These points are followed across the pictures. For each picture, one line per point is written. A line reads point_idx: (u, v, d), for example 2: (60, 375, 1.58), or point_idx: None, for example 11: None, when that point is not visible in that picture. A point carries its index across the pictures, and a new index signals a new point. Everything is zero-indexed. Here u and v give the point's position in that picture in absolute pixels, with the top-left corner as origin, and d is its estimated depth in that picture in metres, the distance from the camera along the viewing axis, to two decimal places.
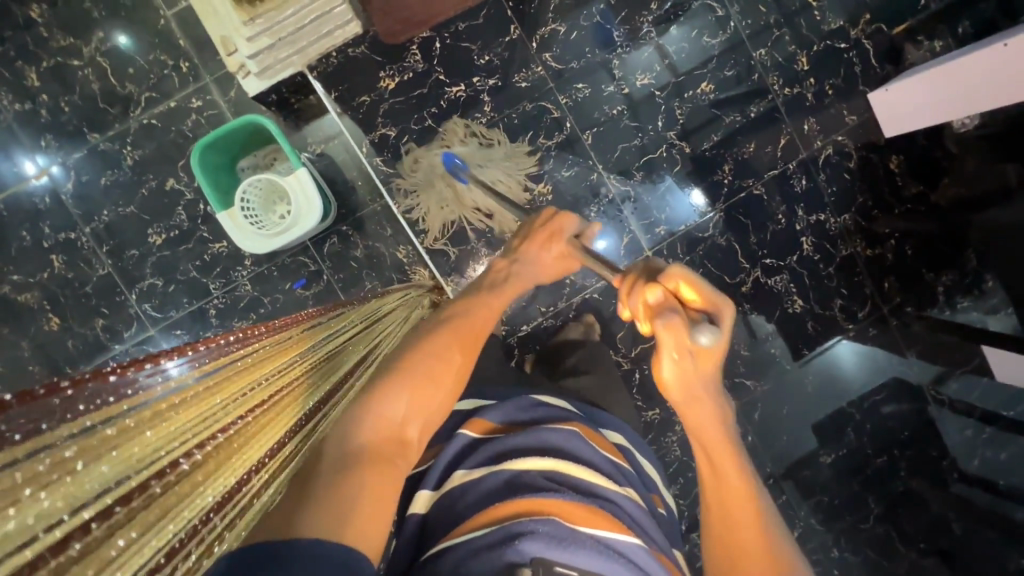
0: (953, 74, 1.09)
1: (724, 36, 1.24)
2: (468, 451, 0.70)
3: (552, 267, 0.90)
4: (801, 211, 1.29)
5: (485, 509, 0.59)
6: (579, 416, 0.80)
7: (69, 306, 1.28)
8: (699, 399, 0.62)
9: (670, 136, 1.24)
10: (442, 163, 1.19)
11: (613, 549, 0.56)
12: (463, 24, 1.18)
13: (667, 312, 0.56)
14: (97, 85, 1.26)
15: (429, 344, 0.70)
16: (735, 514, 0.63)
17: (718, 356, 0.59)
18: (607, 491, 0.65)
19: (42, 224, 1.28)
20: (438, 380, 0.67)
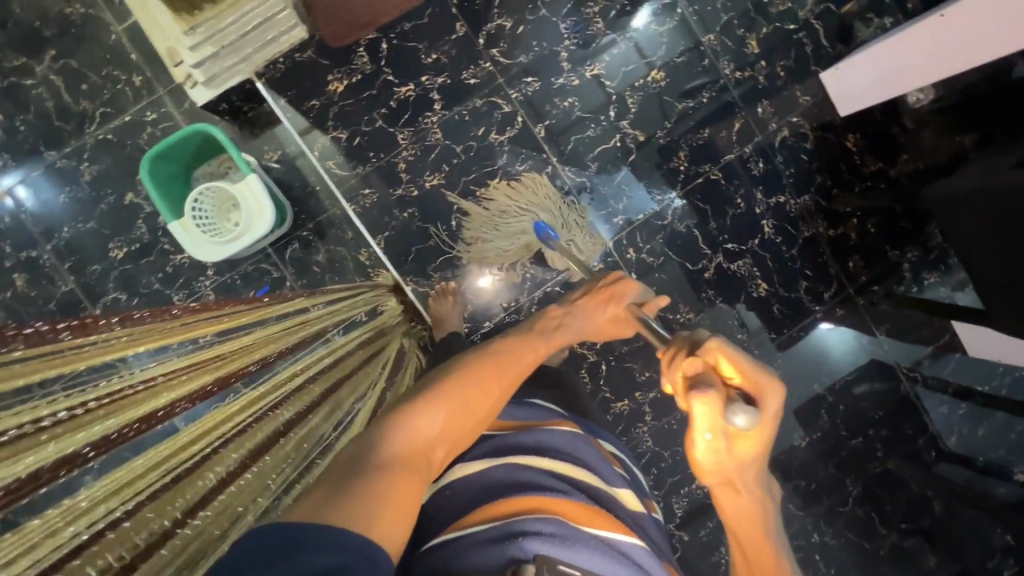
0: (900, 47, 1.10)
1: (672, 24, 1.24)
2: (468, 446, 0.72)
3: (607, 329, 0.90)
4: (760, 194, 1.28)
5: (491, 501, 0.61)
6: (574, 420, 0.85)
7: (33, 324, 1.28)
8: (738, 482, 0.60)
9: (623, 126, 1.24)
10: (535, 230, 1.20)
11: (616, 549, 0.60)
12: (409, 24, 1.19)
13: (703, 385, 0.53)
14: (51, 103, 1.27)
15: (475, 375, 0.71)
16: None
17: (754, 437, 0.56)
18: (603, 492, 0.69)
19: (4, 243, 1.28)
20: (472, 408, 0.69)
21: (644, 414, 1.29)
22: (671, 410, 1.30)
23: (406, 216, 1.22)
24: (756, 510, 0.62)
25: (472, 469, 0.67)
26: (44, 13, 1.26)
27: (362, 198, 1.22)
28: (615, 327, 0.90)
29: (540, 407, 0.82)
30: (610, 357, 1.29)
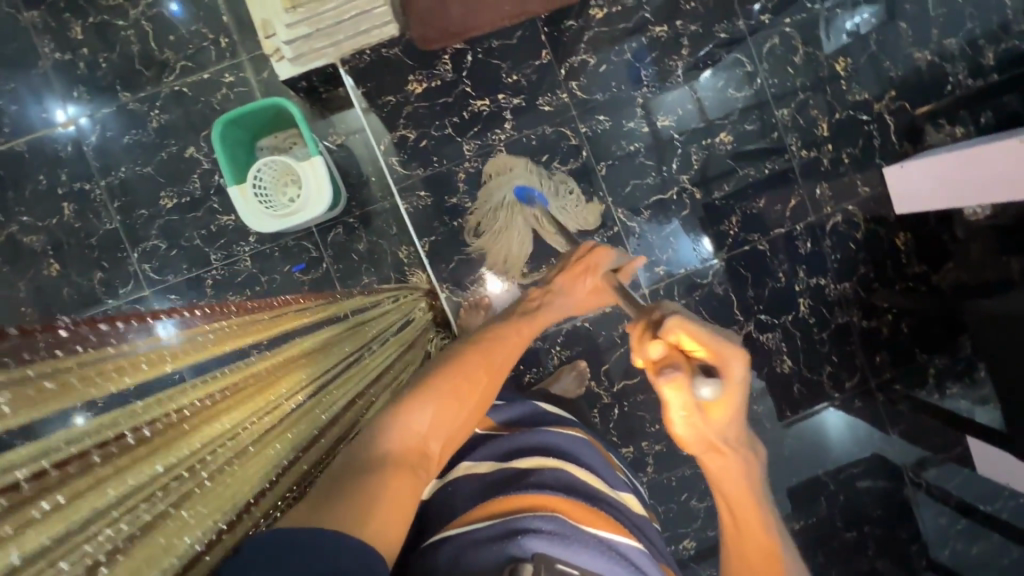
0: (960, 162, 1.11)
1: (749, 91, 1.26)
2: (472, 447, 0.75)
3: (586, 299, 1.00)
4: (802, 272, 1.29)
5: (492, 502, 0.61)
6: (580, 427, 0.87)
7: (72, 255, 1.32)
8: (719, 446, 0.59)
9: (682, 180, 1.26)
10: (516, 194, 1.23)
11: (618, 553, 0.59)
12: (497, 42, 1.21)
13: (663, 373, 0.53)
14: (137, 47, 1.29)
15: (457, 364, 0.78)
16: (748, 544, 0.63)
17: (727, 402, 0.55)
18: (605, 496, 0.69)
19: (60, 171, 1.30)
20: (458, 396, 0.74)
21: (646, 465, 1.29)
22: (673, 467, 1.30)
23: (455, 225, 1.23)
24: (742, 476, 0.61)
25: (478, 470, 0.69)
26: None
27: (415, 198, 1.23)
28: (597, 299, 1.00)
29: (549, 416, 0.85)
30: (623, 402, 1.29)
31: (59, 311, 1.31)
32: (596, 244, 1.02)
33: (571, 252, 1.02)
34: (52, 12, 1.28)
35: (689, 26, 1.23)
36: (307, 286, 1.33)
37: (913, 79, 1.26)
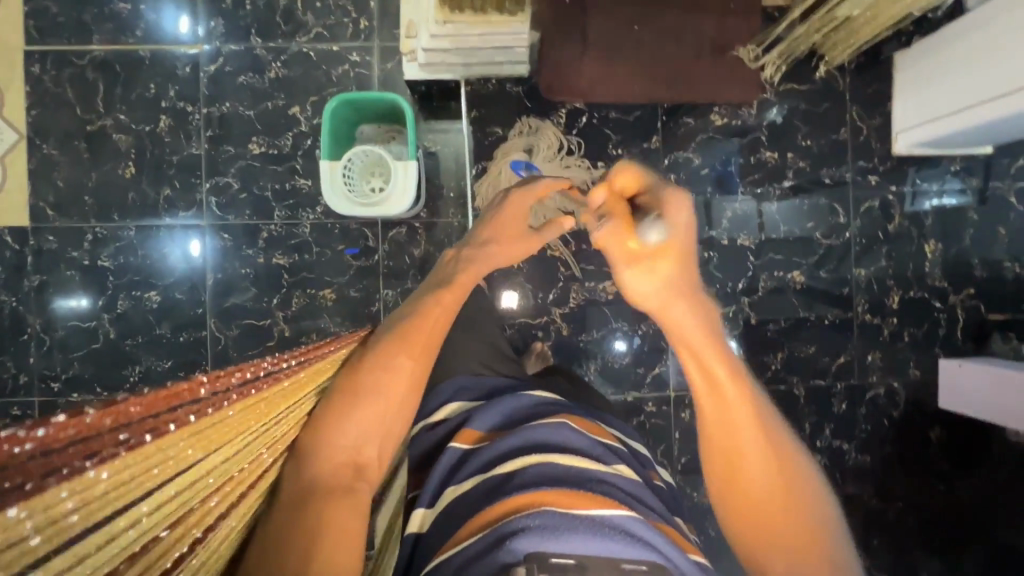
0: (999, 384, 1.08)
1: (835, 241, 1.25)
2: (457, 468, 0.73)
3: (516, 238, 0.87)
4: (828, 430, 1.26)
5: (473, 516, 0.63)
6: (571, 409, 0.83)
7: (150, 165, 1.35)
8: (682, 298, 0.65)
9: (743, 301, 1.25)
10: (511, 168, 1.21)
11: (611, 527, 0.57)
12: (615, 114, 1.25)
13: (605, 220, 0.66)
14: (284, 2, 1.34)
15: (380, 361, 0.71)
16: (729, 420, 0.65)
17: (679, 250, 0.63)
18: (594, 473, 0.66)
19: (171, 86, 1.35)
20: (375, 403, 0.69)
21: None
22: None
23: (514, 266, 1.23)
24: (705, 326, 0.65)
25: (463, 488, 0.69)
26: None
27: None
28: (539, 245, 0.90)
29: (532, 403, 0.82)
30: None
31: (118, 212, 1.35)
32: (528, 184, 0.87)
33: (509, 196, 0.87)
34: None
35: (799, 160, 1.24)
36: (354, 270, 1.34)
37: (997, 285, 1.25)
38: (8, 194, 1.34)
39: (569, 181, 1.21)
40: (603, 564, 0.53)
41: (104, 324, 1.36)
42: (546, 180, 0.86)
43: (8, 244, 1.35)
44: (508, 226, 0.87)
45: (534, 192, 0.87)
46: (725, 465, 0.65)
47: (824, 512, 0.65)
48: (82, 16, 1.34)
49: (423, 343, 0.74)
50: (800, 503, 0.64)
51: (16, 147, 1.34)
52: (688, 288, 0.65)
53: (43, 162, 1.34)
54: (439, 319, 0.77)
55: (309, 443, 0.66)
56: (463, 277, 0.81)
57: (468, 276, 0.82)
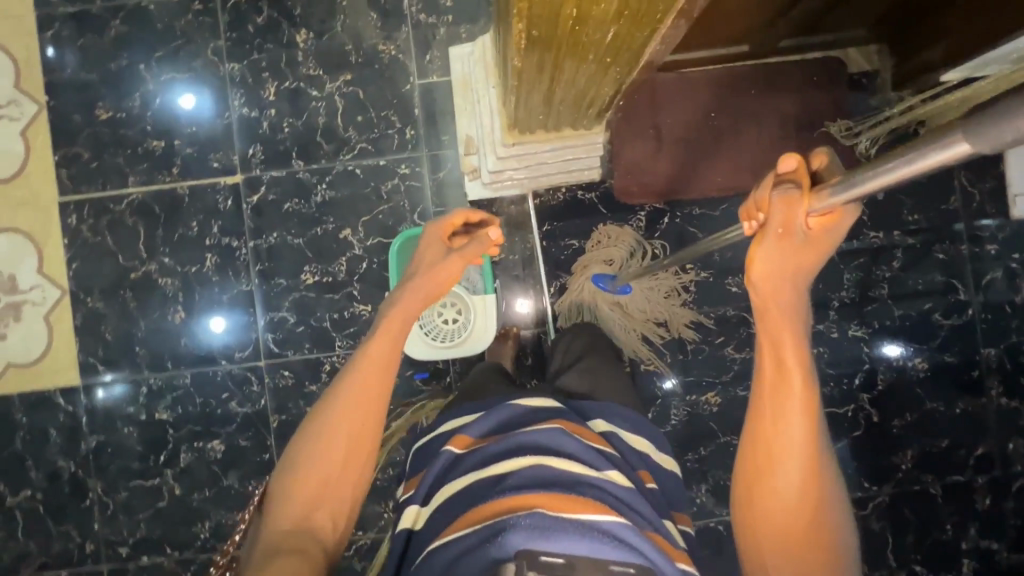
0: None
1: (956, 320, 1.13)
2: (450, 469, 0.70)
3: (435, 268, 0.83)
4: (973, 529, 1.13)
5: (466, 513, 0.62)
6: (567, 414, 0.74)
7: (199, 306, 1.27)
8: (786, 283, 0.57)
9: (862, 398, 1.13)
10: (594, 286, 1.12)
11: (598, 531, 0.56)
12: (699, 210, 1.15)
13: (785, 184, 0.53)
14: (323, 119, 1.27)
15: (317, 414, 0.69)
16: (783, 412, 0.58)
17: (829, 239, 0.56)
18: (588, 478, 0.63)
19: (214, 222, 1.27)
20: (328, 445, 0.66)
21: None
22: None
23: None
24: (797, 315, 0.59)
25: (457, 484, 0.67)
26: (359, 39, 1.27)
27: None
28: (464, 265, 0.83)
29: (526, 408, 0.74)
30: None
31: (171, 360, 1.27)
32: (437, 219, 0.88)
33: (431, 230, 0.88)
34: (252, 68, 1.27)
35: (906, 237, 1.13)
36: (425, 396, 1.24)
37: None
38: (57, 353, 1.28)
39: (660, 293, 1.12)
40: (593, 569, 0.53)
41: (167, 480, 1.27)
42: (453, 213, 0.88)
43: (61, 405, 1.28)
44: (426, 263, 0.84)
45: (443, 226, 0.87)
46: (761, 462, 0.59)
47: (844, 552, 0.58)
48: (116, 159, 1.27)
49: (372, 381, 0.69)
50: (824, 539, 0.57)
51: (61, 303, 1.28)
52: (804, 271, 0.58)
53: (90, 315, 1.28)
54: (386, 354, 0.71)
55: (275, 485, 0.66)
56: (394, 316, 0.77)
57: (397, 319, 0.76)
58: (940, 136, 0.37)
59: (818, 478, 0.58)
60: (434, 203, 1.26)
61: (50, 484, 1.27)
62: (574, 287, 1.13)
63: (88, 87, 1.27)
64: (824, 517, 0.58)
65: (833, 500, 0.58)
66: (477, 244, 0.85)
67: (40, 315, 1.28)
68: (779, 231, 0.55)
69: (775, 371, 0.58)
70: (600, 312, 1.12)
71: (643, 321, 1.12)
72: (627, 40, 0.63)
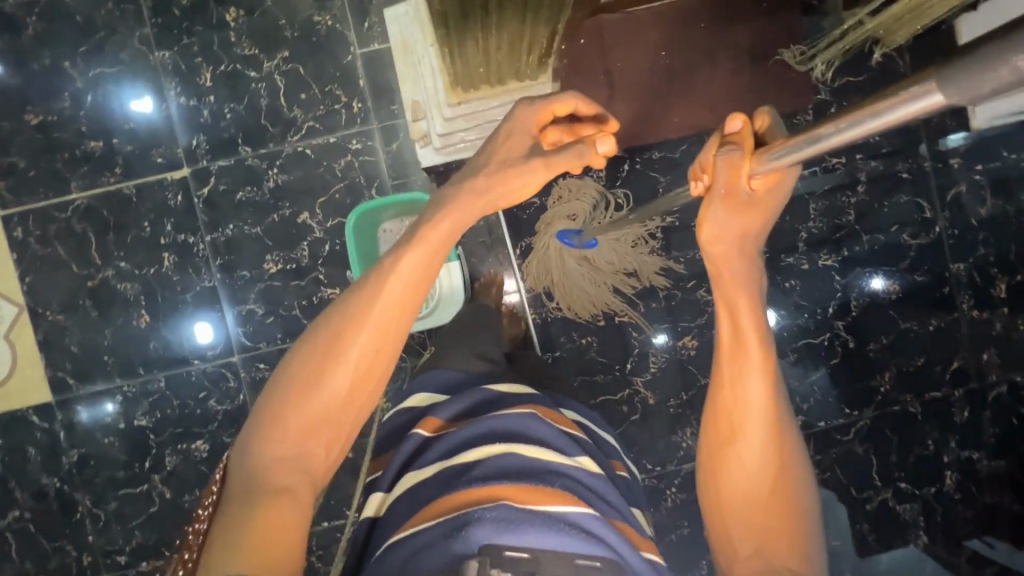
0: None
1: (924, 239, 1.13)
2: (419, 453, 0.69)
3: (507, 170, 0.66)
4: (953, 442, 1.16)
5: (431, 503, 0.61)
6: (537, 397, 0.76)
7: (163, 308, 1.24)
8: (735, 253, 0.62)
9: (837, 325, 1.14)
10: (560, 242, 1.11)
11: (567, 523, 0.56)
12: (659, 152, 1.12)
13: (731, 146, 0.56)
14: (266, 101, 1.22)
15: (337, 334, 0.60)
16: (738, 375, 0.62)
17: (767, 205, 0.60)
18: (559, 465, 0.63)
19: (166, 220, 1.23)
20: (342, 360, 0.60)
21: None
22: None
23: (583, 342, 1.13)
24: (747, 284, 0.63)
25: (423, 474, 0.65)
26: (293, 12, 1.21)
27: (543, 307, 1.13)
28: (548, 177, 0.66)
29: (496, 394, 0.75)
30: None
31: (142, 365, 1.25)
32: (523, 102, 0.70)
33: (521, 112, 0.70)
34: (185, 54, 1.21)
35: (869, 160, 1.12)
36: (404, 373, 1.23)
37: None
38: (24, 371, 1.25)
39: (625, 243, 1.11)
40: (557, 563, 0.53)
41: (156, 485, 1.26)
42: (561, 96, 0.70)
43: (36, 423, 1.25)
44: (498, 158, 0.68)
45: (539, 112, 0.69)
46: (726, 429, 0.62)
47: (811, 513, 0.60)
48: (56, 165, 1.22)
49: (400, 301, 0.62)
50: (788, 505, 0.60)
51: (20, 320, 1.24)
52: (750, 247, 0.63)
53: (52, 329, 1.24)
54: (416, 290, 0.63)
55: (274, 386, 0.60)
56: (439, 225, 0.64)
57: (437, 236, 0.64)
58: (912, 84, 0.36)
59: (779, 443, 0.61)
60: (391, 176, 1.22)
61: (38, 502, 1.26)
62: (540, 247, 1.12)
63: (13, 93, 1.21)
64: (789, 479, 0.61)
65: (794, 467, 0.61)
66: (579, 152, 0.66)
67: (0, 334, 1.24)
68: (725, 193, 0.58)
69: (731, 338, 0.62)
70: (567, 269, 1.11)
71: (612, 273, 1.12)
72: None
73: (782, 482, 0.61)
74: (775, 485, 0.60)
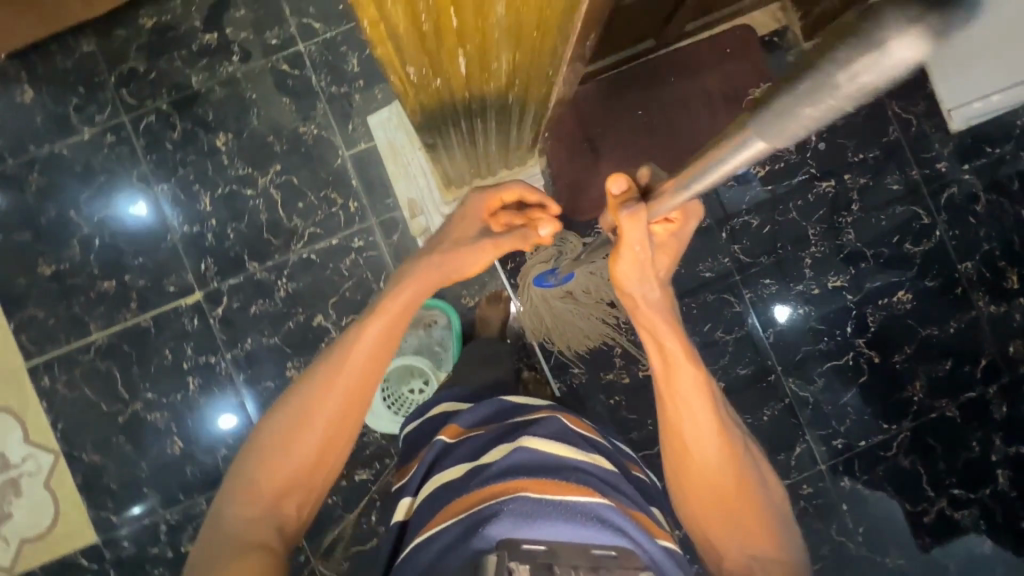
0: None
1: (928, 245, 1.14)
2: (443, 455, 0.70)
3: (461, 247, 0.70)
4: (998, 439, 1.14)
5: (452, 502, 0.61)
6: (554, 407, 0.77)
7: (194, 431, 1.25)
8: (651, 292, 0.64)
9: (858, 343, 1.14)
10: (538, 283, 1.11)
11: (582, 514, 0.56)
12: None
13: (632, 204, 0.54)
14: (265, 215, 1.25)
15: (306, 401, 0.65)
16: (678, 392, 0.66)
17: (668, 251, 0.65)
18: (574, 461, 0.63)
19: (186, 345, 1.26)
20: (309, 425, 0.64)
21: None
22: None
23: (611, 402, 1.15)
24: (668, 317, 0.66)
25: (449, 473, 0.66)
26: (279, 128, 1.25)
27: (568, 375, 1.16)
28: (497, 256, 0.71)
29: (519, 402, 0.76)
30: None
31: (182, 491, 1.25)
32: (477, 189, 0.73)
33: (471, 199, 0.73)
34: (182, 184, 1.26)
35: (858, 178, 1.15)
36: None
37: None
38: (67, 516, 1.25)
39: None
40: (574, 553, 0.53)
41: None
42: (509, 184, 0.73)
43: (85, 566, 1.25)
44: (454, 236, 0.71)
45: (488, 198, 0.73)
46: (679, 447, 0.67)
47: (771, 507, 0.67)
48: (74, 310, 1.25)
49: (365, 369, 0.66)
50: (750, 501, 0.66)
51: (57, 465, 1.25)
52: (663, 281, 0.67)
53: (90, 470, 1.25)
54: (374, 356, 0.66)
55: (249, 450, 0.65)
56: (400, 294, 0.67)
57: (398, 301, 0.67)
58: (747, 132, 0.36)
59: (731, 447, 0.67)
60: (396, 266, 1.25)
61: None
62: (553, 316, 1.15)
63: (24, 248, 1.25)
64: (746, 477, 0.67)
65: (749, 467, 0.67)
66: (522, 236, 0.71)
67: (40, 483, 1.25)
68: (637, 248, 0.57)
69: (662, 369, 0.66)
70: (584, 333, 1.15)
71: (595, 304, 1.14)
72: (532, 80, 0.64)
73: (743, 489, 0.66)
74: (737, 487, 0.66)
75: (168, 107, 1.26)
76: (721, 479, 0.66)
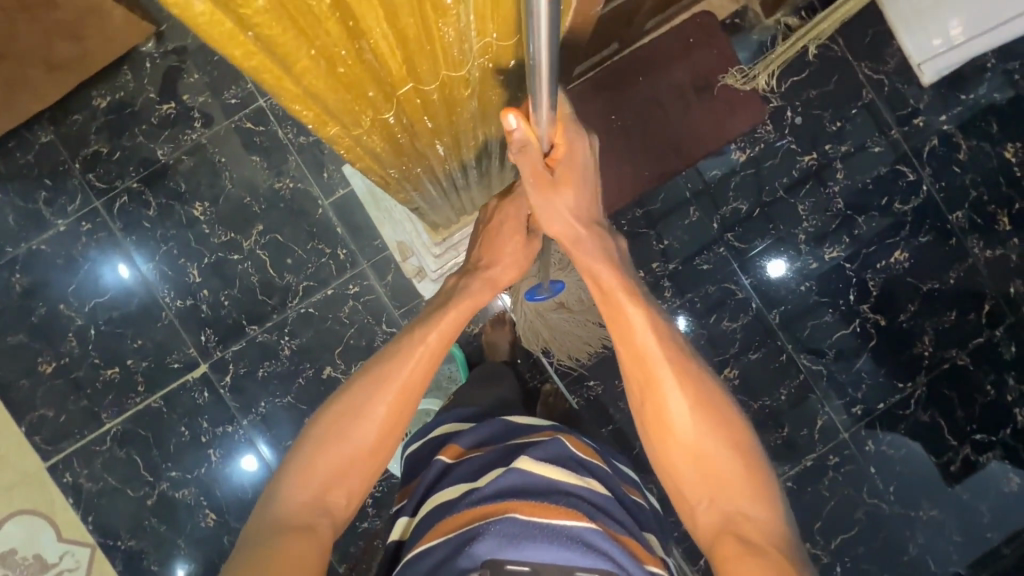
0: None
1: (916, 202, 1.15)
2: (443, 476, 0.70)
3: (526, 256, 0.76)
4: (1012, 379, 1.16)
5: (442, 520, 0.61)
6: (556, 427, 0.77)
7: (224, 501, 1.25)
8: (574, 226, 0.64)
9: (863, 309, 1.15)
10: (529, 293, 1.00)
11: (568, 536, 0.54)
12: (641, 209, 1.15)
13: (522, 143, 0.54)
14: (255, 277, 1.24)
15: (362, 395, 0.67)
16: (622, 322, 0.66)
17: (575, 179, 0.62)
18: (567, 485, 0.61)
19: (201, 419, 1.25)
20: (365, 417, 0.66)
21: None
22: None
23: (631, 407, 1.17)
24: (602, 254, 0.66)
25: (446, 493, 0.65)
26: (254, 187, 1.24)
27: (584, 388, 1.17)
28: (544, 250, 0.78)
29: (520, 424, 0.76)
30: (846, 559, 1.14)
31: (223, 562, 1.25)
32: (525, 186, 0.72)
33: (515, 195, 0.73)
34: (167, 259, 1.24)
35: (839, 146, 1.15)
36: None
37: None
38: None
39: None
40: None
41: None
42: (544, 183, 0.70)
43: None
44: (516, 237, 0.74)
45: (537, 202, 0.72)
46: (637, 378, 0.67)
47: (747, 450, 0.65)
48: (83, 403, 1.25)
49: (422, 371, 0.68)
50: (720, 442, 0.64)
51: (95, 557, 1.25)
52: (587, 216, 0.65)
53: (128, 557, 1.25)
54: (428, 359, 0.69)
55: (304, 437, 0.67)
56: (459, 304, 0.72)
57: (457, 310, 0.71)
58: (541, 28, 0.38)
59: (691, 382, 0.66)
60: (396, 306, 1.24)
61: None
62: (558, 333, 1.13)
63: (21, 350, 1.24)
64: (717, 416, 0.65)
65: (719, 407, 0.66)
66: None
67: None
68: (535, 180, 0.59)
69: (599, 297, 0.67)
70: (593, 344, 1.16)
71: (591, 310, 1.11)
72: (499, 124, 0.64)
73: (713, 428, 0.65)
74: (707, 426, 0.65)
75: (139, 184, 1.24)
76: (682, 416, 0.65)
